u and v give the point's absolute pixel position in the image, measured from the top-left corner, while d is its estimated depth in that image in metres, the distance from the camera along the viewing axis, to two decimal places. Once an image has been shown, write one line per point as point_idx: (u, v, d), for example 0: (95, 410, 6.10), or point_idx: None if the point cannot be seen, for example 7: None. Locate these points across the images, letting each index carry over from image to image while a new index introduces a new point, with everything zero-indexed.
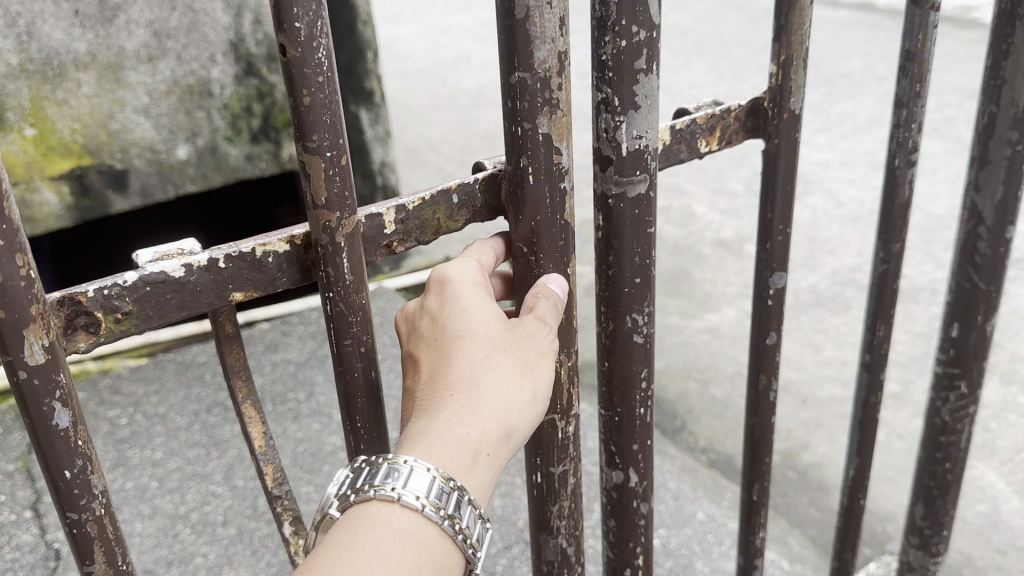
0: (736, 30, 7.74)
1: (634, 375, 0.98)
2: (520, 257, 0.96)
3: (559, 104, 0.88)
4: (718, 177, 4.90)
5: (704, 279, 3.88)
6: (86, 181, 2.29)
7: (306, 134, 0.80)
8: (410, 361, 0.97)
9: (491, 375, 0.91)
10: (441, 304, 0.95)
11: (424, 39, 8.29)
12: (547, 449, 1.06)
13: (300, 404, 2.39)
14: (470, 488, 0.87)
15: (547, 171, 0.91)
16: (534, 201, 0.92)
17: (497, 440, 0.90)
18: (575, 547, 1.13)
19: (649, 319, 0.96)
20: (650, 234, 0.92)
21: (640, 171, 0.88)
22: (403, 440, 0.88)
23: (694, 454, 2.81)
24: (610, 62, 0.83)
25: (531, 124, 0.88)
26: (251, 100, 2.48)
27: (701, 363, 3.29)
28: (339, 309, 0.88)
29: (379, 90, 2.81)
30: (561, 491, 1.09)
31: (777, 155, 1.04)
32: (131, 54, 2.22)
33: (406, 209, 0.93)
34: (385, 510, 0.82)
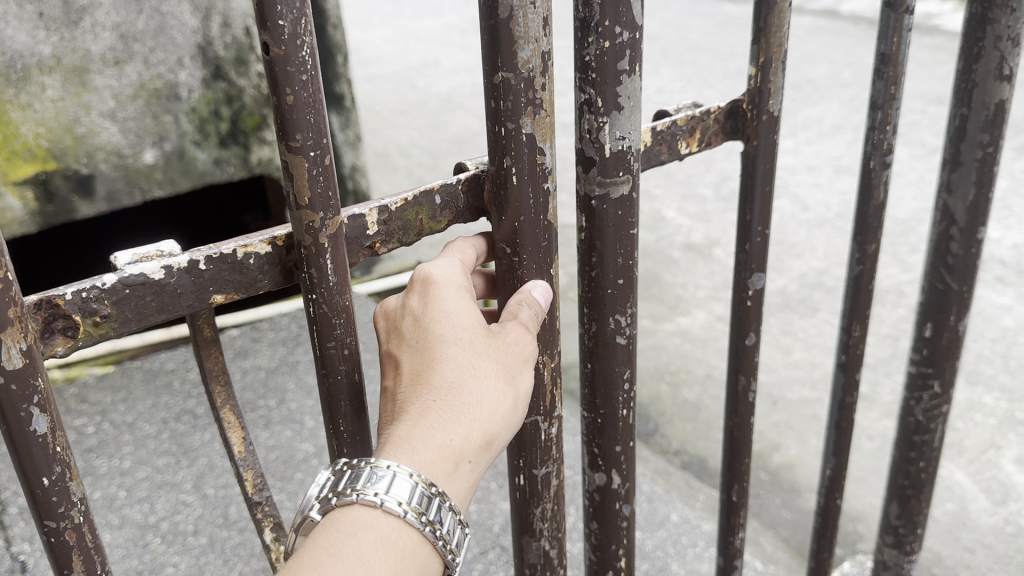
0: (703, 36, 7.80)
1: (617, 376, 0.98)
2: (503, 258, 0.96)
3: (542, 104, 0.88)
4: (687, 182, 4.94)
5: (674, 283, 3.91)
6: (51, 186, 2.26)
7: (289, 134, 0.79)
8: (390, 361, 0.96)
9: (473, 382, 0.91)
10: (423, 306, 0.94)
11: (392, 43, 8.27)
12: (530, 452, 1.05)
13: (271, 411, 2.36)
14: (451, 493, 0.87)
15: (530, 171, 0.91)
16: (516, 201, 0.92)
17: (478, 447, 0.90)
18: (558, 550, 1.13)
19: (632, 320, 0.96)
20: (633, 235, 0.92)
21: (623, 172, 0.88)
22: (384, 444, 0.87)
23: (667, 457, 2.82)
24: (593, 63, 0.82)
25: (515, 125, 0.88)
26: (219, 104, 2.45)
27: (673, 366, 3.30)
28: (322, 311, 0.87)
29: (349, 93, 2.80)
30: (544, 493, 1.08)
31: (755, 156, 1.05)
32: (96, 57, 2.20)
33: (389, 210, 0.92)
34: (367, 515, 0.82)
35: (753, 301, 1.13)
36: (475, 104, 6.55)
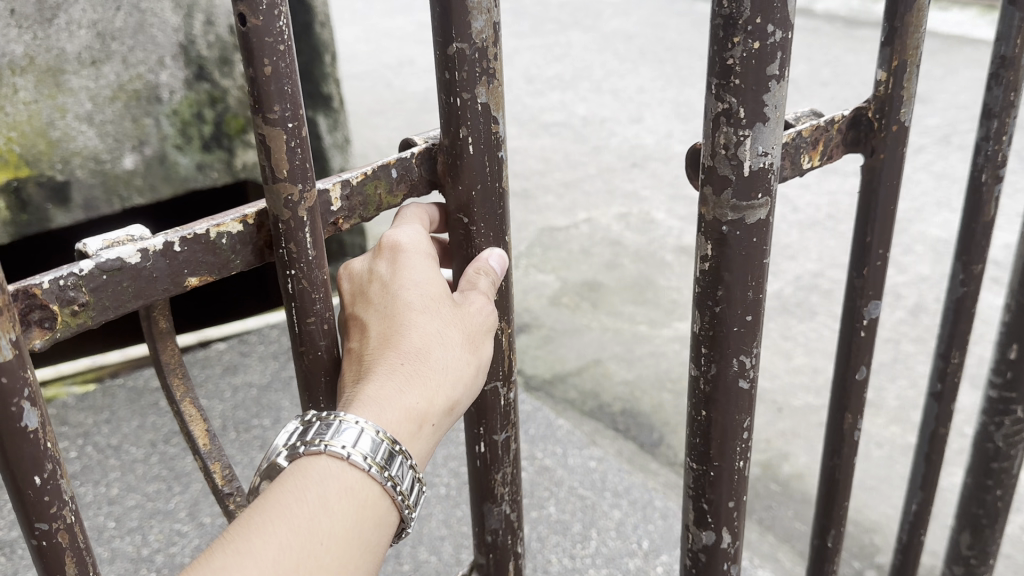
0: (680, 35, 7.74)
1: (737, 425, 1.04)
2: (459, 228, 1.03)
3: (495, 75, 0.96)
4: (674, 183, 4.86)
5: (669, 287, 3.84)
6: (24, 194, 2.11)
7: (266, 106, 0.85)
8: (355, 325, 1.00)
9: (438, 347, 0.97)
10: (391, 273, 1.00)
11: (364, 42, 8.06)
12: (490, 418, 1.15)
13: (266, 432, 2.24)
14: (413, 452, 0.91)
15: (485, 141, 0.99)
16: (469, 170, 1.00)
17: (441, 412, 0.95)
18: (517, 513, 1.22)
19: (753, 363, 1.02)
20: (761, 268, 0.96)
21: (761, 195, 0.92)
22: (350, 401, 0.92)
23: (674, 468, 2.72)
24: (738, 66, 0.86)
25: (470, 95, 0.95)
26: (202, 106, 2.32)
27: (673, 374, 3.23)
28: (301, 287, 0.93)
29: (337, 94, 2.69)
30: (503, 459, 1.18)
31: (880, 169, 1.07)
32: (72, 57, 2.07)
33: (351, 184, 0.96)
34: (334, 465, 0.86)
35: (868, 331, 1.17)
36: None
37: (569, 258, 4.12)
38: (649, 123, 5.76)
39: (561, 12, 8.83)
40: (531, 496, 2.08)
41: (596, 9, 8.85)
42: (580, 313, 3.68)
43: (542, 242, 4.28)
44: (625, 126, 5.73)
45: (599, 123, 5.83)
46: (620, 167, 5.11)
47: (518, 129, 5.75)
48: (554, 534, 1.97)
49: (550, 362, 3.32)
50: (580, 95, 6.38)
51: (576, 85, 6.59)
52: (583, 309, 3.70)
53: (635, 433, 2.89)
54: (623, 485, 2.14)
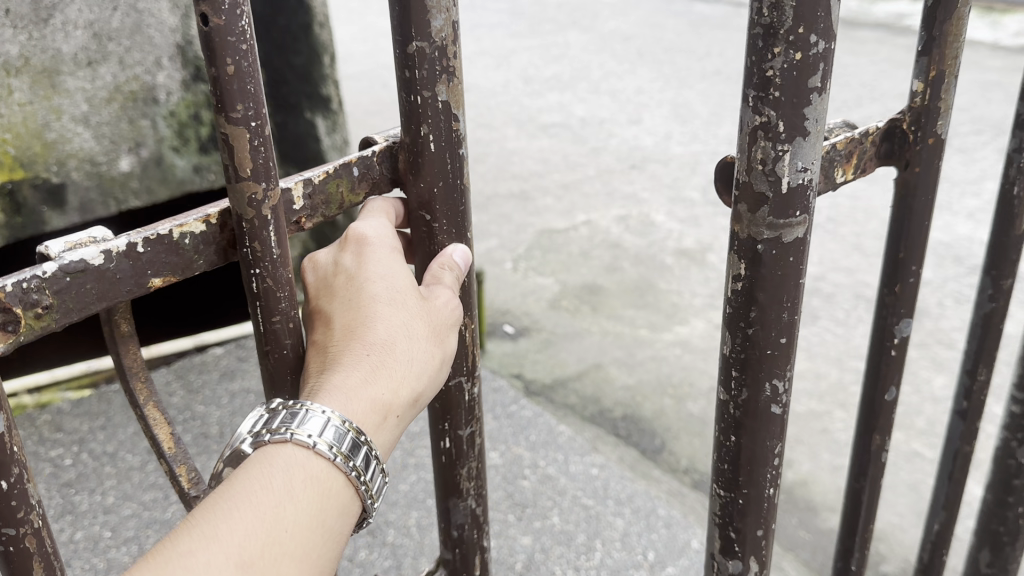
0: (678, 36, 7.71)
1: (768, 450, 1.03)
2: (421, 225, 1.03)
3: (456, 73, 0.95)
4: (673, 185, 4.84)
5: (669, 290, 3.81)
6: (19, 197, 2.06)
7: (229, 105, 0.82)
8: (320, 318, 0.99)
9: (403, 339, 0.95)
10: (357, 266, 1.00)
11: (361, 42, 8.00)
12: (454, 414, 1.13)
13: None
14: (377, 444, 0.90)
15: (447, 139, 0.98)
16: (431, 167, 0.99)
17: (405, 404, 0.94)
18: (483, 506, 1.21)
19: (785, 388, 1.01)
20: (795, 290, 0.96)
21: (800, 212, 0.91)
22: (316, 391, 0.91)
23: (677, 476, 2.69)
24: (775, 79, 0.85)
25: (430, 93, 0.95)
26: (200, 108, 2.28)
27: (675, 378, 3.21)
28: (267, 285, 0.91)
29: (336, 96, 2.64)
30: (468, 454, 1.17)
31: (913, 182, 1.07)
32: (68, 58, 2.03)
33: (313, 183, 0.95)
34: (299, 454, 0.85)
35: (898, 350, 1.17)
36: None
37: (568, 260, 4.09)
38: (647, 125, 5.72)
39: (558, 12, 8.80)
40: (534, 505, 2.05)
41: (593, 9, 8.81)
42: (580, 316, 3.65)
43: (541, 244, 4.25)
44: (624, 128, 5.70)
45: (598, 125, 5.79)
46: (619, 169, 5.08)
47: (516, 130, 5.71)
48: (559, 545, 1.94)
49: (551, 367, 3.29)
50: (578, 96, 6.34)
51: (574, 86, 6.56)
52: (583, 312, 3.66)
53: (636, 439, 2.86)
54: (626, 493, 2.11)
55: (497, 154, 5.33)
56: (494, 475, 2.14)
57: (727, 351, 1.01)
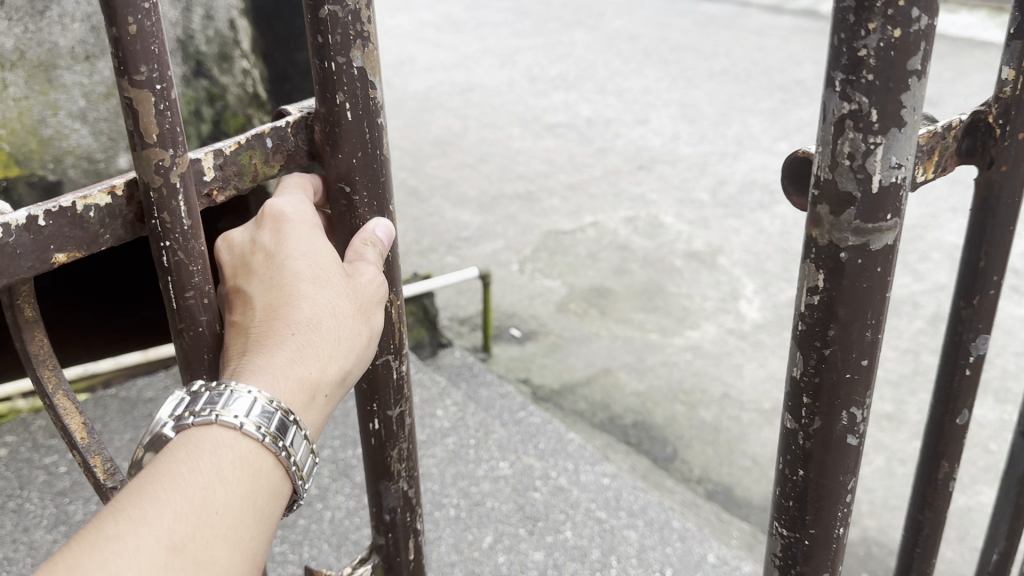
0: (684, 36, 7.64)
1: (842, 486, 0.91)
2: (340, 199, 0.91)
3: (371, 38, 0.85)
4: (681, 186, 4.76)
5: (679, 293, 3.73)
6: (13, 196, 1.92)
7: (131, 67, 0.74)
8: (237, 298, 0.86)
9: (330, 316, 0.84)
10: (275, 242, 0.87)
11: None
12: (383, 395, 1.03)
13: None
14: (306, 423, 0.79)
15: (364, 108, 0.87)
16: (351, 137, 0.88)
17: (334, 382, 0.83)
18: (416, 490, 1.12)
19: (863, 417, 0.89)
20: (880, 305, 0.84)
21: (889, 214, 0.79)
22: (235, 374, 0.79)
23: (690, 486, 2.62)
24: (871, 58, 0.72)
25: (345, 59, 0.84)
26: (201, 104, 2.12)
27: (687, 385, 3.12)
28: (178, 258, 0.82)
29: None
30: (399, 435, 1.07)
31: (999, 182, 0.96)
32: (64, 51, 1.86)
33: (224, 153, 0.85)
34: (224, 436, 0.74)
35: (976, 367, 1.06)
36: (455, 102, 6.23)
37: (575, 262, 4.01)
38: (654, 125, 5.65)
39: (562, 11, 8.71)
40: (546, 518, 1.95)
41: (598, 8, 8.73)
42: (588, 320, 3.56)
43: (548, 246, 4.16)
44: (631, 128, 5.62)
45: (604, 124, 5.71)
46: (626, 169, 5.00)
47: (521, 130, 5.63)
48: (572, 561, 1.85)
49: (558, 372, 3.21)
50: (584, 95, 6.26)
51: (580, 85, 6.47)
52: (591, 316, 3.58)
53: (647, 447, 2.77)
54: (639, 505, 2.03)
55: (503, 154, 5.25)
56: (504, 485, 2.05)
57: (800, 377, 0.88)
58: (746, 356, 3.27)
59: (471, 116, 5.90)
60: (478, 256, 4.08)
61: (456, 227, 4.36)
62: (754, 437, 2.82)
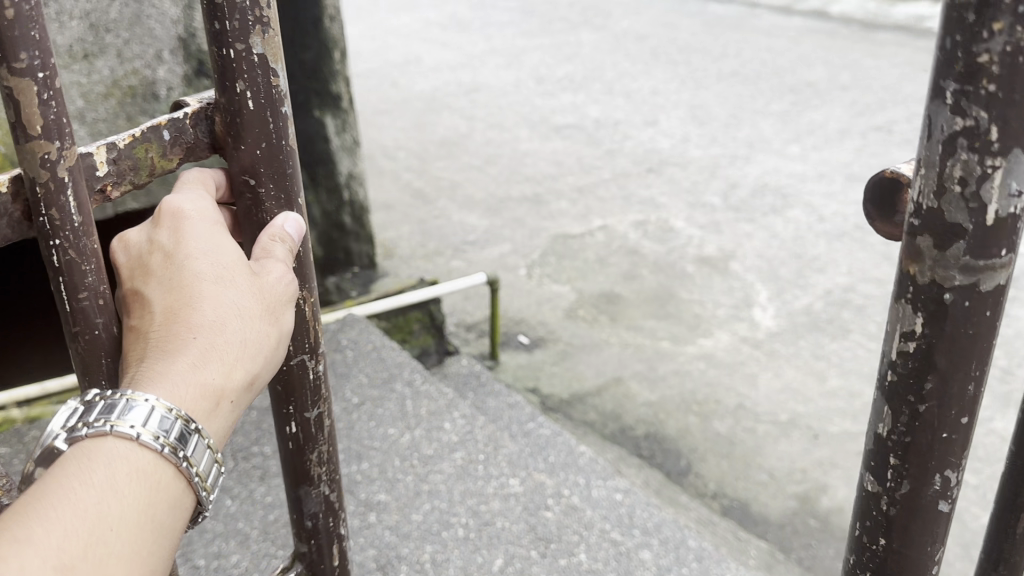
0: (693, 36, 7.55)
1: (929, 552, 0.85)
2: (246, 192, 0.93)
3: (271, 24, 0.86)
4: (692, 189, 4.68)
5: (691, 299, 3.65)
6: None
7: (11, 55, 0.72)
8: (135, 301, 0.85)
9: (234, 318, 0.84)
10: (175, 241, 0.87)
11: (370, 39, 7.82)
12: (299, 395, 1.06)
13: (267, 461, 2.05)
14: (210, 431, 0.78)
15: (267, 95, 0.89)
16: (254, 126, 0.90)
17: (240, 387, 0.82)
18: (337, 494, 1.16)
19: (958, 479, 0.82)
20: (985, 357, 0.77)
21: (1006, 250, 0.72)
22: (134, 383, 0.77)
23: (705, 501, 2.55)
24: (998, 66, 0.65)
25: (244, 45, 0.85)
26: None
27: (700, 395, 3.04)
28: (69, 258, 0.81)
29: (346, 95, 2.81)
30: (317, 438, 1.10)
31: None
32: (62, 50, 2.01)
33: (117, 147, 0.87)
34: (121, 448, 0.73)
35: None
36: (462, 102, 6.15)
37: (584, 267, 3.93)
38: (664, 127, 5.56)
39: (570, 11, 8.62)
40: (558, 540, 1.88)
41: (605, 7, 8.64)
42: (597, 326, 3.49)
43: (556, 250, 4.09)
44: (640, 130, 5.54)
45: (613, 126, 5.63)
46: (636, 172, 4.92)
47: (529, 131, 5.55)
48: None
49: (567, 381, 3.13)
50: (592, 96, 6.17)
51: (588, 86, 6.39)
52: (600, 322, 3.51)
53: (660, 461, 2.70)
54: (654, 523, 1.95)
55: (510, 156, 5.17)
56: (514, 504, 1.96)
57: (887, 436, 0.82)
58: (760, 364, 3.19)
59: (477, 117, 5.82)
60: (485, 260, 4.00)
61: (463, 230, 4.29)
62: (769, 449, 2.75)
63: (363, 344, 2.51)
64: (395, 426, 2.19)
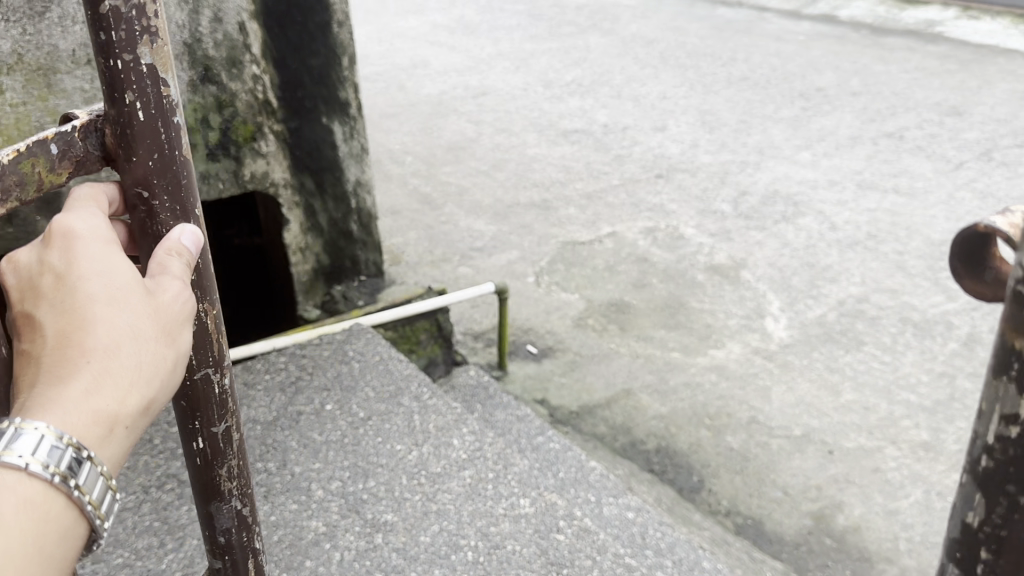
0: (701, 40, 7.50)
1: None
2: (141, 205, 1.00)
3: (158, 33, 0.94)
4: (701, 196, 4.62)
5: (701, 309, 3.59)
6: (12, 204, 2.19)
7: None
8: (25, 324, 0.87)
9: (129, 340, 0.86)
10: (65, 262, 0.90)
11: (377, 42, 7.76)
12: (205, 410, 1.10)
13: (271, 478, 2.00)
14: (103, 459, 0.80)
15: (157, 105, 0.97)
16: (147, 136, 0.97)
17: (136, 413, 0.84)
18: (249, 506, 1.23)
19: None
20: None
21: None
22: (22, 409, 0.79)
23: (718, 519, 2.51)
24: None
25: (133, 55, 0.93)
26: (208, 110, 2.42)
27: (712, 408, 2.98)
28: None
29: (354, 100, 2.73)
30: (227, 452, 1.16)
31: None
32: (64, 55, 2.04)
33: (5, 162, 0.93)
34: (8, 479, 0.73)
35: None
36: (469, 106, 6.09)
37: (593, 275, 3.88)
38: (673, 132, 5.50)
39: (577, 14, 8.57)
40: (571, 565, 1.82)
41: (613, 11, 8.59)
42: (607, 335, 3.43)
43: (565, 257, 4.03)
44: (648, 135, 5.48)
45: (622, 131, 5.57)
46: (644, 178, 4.87)
47: (537, 136, 5.50)
48: None
49: (576, 392, 3.08)
50: (601, 101, 6.12)
51: (596, 90, 6.34)
52: (610, 332, 3.45)
53: (672, 477, 2.66)
54: (667, 543, 1.90)
55: (518, 161, 5.12)
56: (525, 527, 1.91)
57: (977, 525, 0.87)
58: (773, 377, 3.14)
59: (485, 121, 5.78)
60: (493, 267, 3.95)
61: (470, 236, 4.24)
62: (783, 466, 2.70)
63: (370, 355, 2.45)
64: (402, 442, 2.14)
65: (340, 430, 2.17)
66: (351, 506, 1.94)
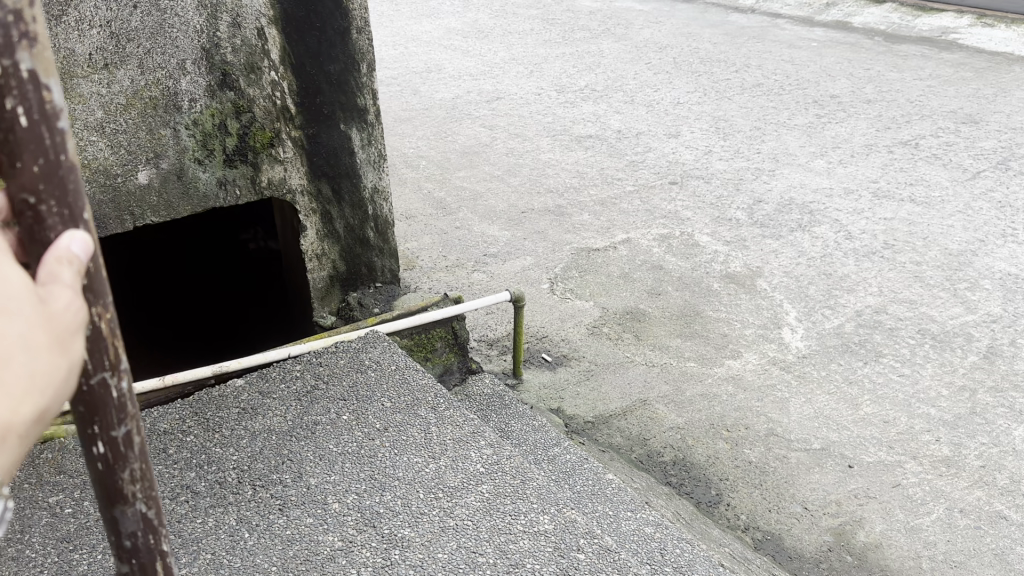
0: (714, 46, 7.47)
1: None
2: (23, 214, 0.80)
3: (37, 38, 0.78)
4: (716, 203, 4.59)
5: (717, 318, 3.56)
6: None
7: None
8: None
9: (20, 350, 0.71)
10: None
11: (390, 46, 7.75)
12: (104, 415, 0.88)
13: (287, 490, 1.98)
14: None
15: (40, 111, 0.78)
16: (28, 143, 0.78)
17: (29, 424, 0.72)
18: (155, 510, 0.98)
19: None
20: None
21: None
22: None
23: (736, 534, 2.48)
24: None
25: (10, 60, 0.76)
26: (227, 116, 2.40)
27: (729, 420, 2.95)
28: None
29: (372, 107, 2.73)
30: (130, 455, 0.93)
31: None
32: (82, 59, 2.08)
33: None
34: None
35: None
36: (483, 111, 6.07)
37: (608, 282, 3.85)
38: (687, 139, 5.48)
39: (590, 19, 8.55)
40: None
41: (626, 17, 8.57)
42: (622, 343, 3.41)
43: (579, 264, 4.00)
44: (662, 141, 5.45)
45: (635, 137, 5.54)
46: (658, 185, 4.83)
47: (550, 141, 5.48)
48: None
49: (592, 401, 3.05)
50: (614, 106, 6.09)
51: (609, 96, 6.31)
52: (625, 340, 3.42)
53: (690, 491, 2.63)
54: (686, 559, 1.91)
55: (532, 166, 5.10)
56: (545, 544, 1.88)
57: None
58: (790, 389, 3.10)
59: (498, 126, 5.76)
60: (507, 273, 3.92)
61: (484, 241, 4.21)
62: (802, 480, 2.67)
63: (387, 364, 2.43)
64: (419, 455, 2.11)
65: (356, 441, 2.14)
66: (367, 520, 1.91)
